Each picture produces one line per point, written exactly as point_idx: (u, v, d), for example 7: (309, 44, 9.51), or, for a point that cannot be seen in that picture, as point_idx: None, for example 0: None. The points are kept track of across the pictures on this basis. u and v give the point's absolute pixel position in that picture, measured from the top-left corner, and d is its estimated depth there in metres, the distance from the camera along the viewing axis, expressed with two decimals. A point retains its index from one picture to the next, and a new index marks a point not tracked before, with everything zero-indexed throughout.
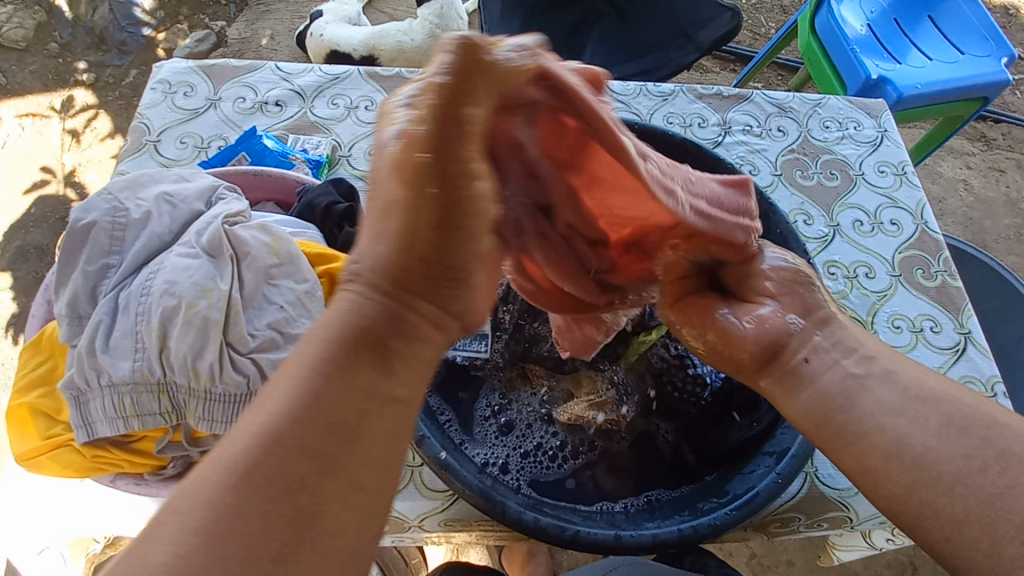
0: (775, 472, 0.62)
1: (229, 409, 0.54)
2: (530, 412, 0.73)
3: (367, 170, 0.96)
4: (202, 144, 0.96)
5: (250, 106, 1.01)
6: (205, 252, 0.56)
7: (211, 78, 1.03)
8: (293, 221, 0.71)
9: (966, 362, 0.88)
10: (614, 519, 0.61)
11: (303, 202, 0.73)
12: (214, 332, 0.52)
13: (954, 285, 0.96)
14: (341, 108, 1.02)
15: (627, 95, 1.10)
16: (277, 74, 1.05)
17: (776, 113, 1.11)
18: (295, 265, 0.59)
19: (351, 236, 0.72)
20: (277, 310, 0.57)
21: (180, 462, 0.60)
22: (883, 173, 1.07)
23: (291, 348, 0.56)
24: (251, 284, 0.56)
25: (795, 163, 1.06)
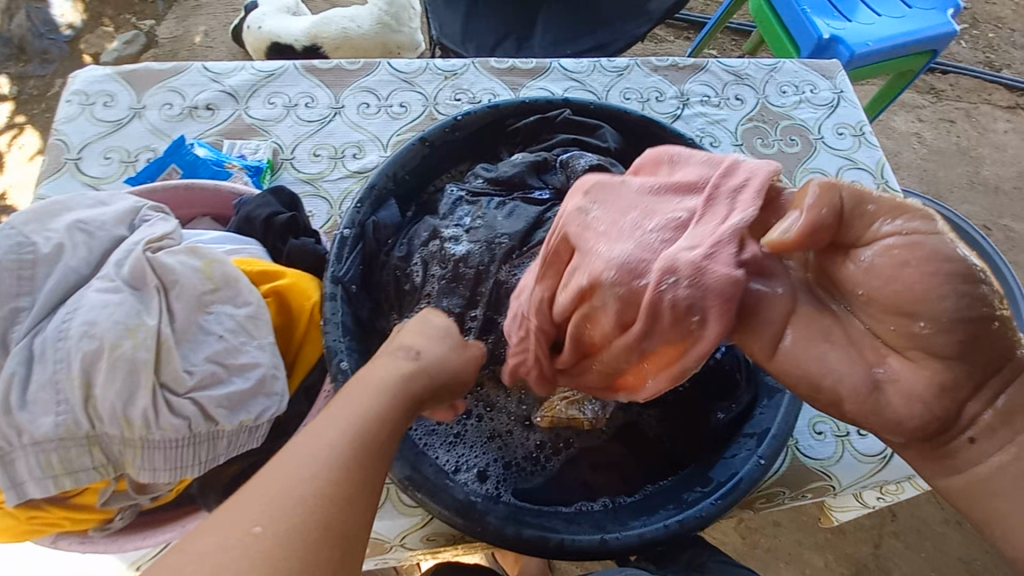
0: (757, 455, 0.61)
1: (172, 455, 0.49)
2: (510, 418, 0.69)
3: (312, 173, 0.90)
4: (129, 158, 0.89)
5: (178, 113, 0.93)
6: (127, 286, 0.50)
7: (133, 85, 0.95)
8: (229, 238, 0.65)
9: None
10: (599, 520, 0.59)
11: (241, 215, 0.67)
12: (144, 374, 0.47)
13: None
14: (278, 107, 0.95)
15: (581, 72, 1.06)
16: (205, 75, 0.97)
17: (733, 81, 1.09)
18: (233, 289, 0.54)
19: (297, 247, 0.66)
20: (216, 341, 0.52)
21: (128, 512, 0.56)
22: (842, 135, 1.06)
23: (237, 381, 0.51)
24: (182, 315, 0.51)
25: (755, 132, 1.04)
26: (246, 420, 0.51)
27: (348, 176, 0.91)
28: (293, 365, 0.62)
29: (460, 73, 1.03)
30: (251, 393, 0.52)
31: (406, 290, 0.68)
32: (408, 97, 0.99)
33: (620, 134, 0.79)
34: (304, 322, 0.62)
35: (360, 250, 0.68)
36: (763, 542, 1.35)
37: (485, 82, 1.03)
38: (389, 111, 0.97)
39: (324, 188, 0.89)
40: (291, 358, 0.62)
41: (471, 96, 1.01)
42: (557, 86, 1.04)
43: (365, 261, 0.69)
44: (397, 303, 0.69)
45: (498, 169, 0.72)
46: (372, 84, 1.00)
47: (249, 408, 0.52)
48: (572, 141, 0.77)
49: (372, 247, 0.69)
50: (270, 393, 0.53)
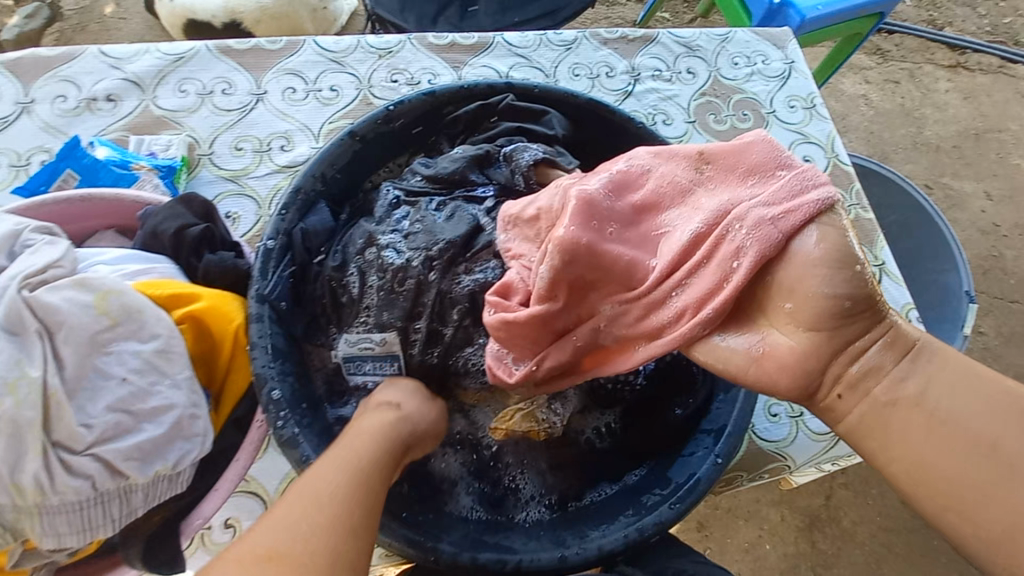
0: (714, 454, 0.60)
1: (79, 517, 0.44)
2: (467, 435, 0.66)
3: (236, 170, 0.82)
4: (19, 161, 0.78)
5: (74, 106, 0.82)
6: (3, 332, 0.43)
7: (17, 75, 0.83)
8: (134, 257, 0.58)
9: (881, 294, 0.91)
10: (559, 533, 0.58)
11: (146, 230, 0.60)
12: (32, 435, 0.41)
13: (866, 217, 0.96)
14: (192, 95, 0.86)
15: (527, 48, 0.99)
16: (103, 61, 0.86)
17: (684, 52, 1.05)
18: (136, 323, 0.48)
19: (214, 263, 0.60)
20: (119, 385, 0.46)
21: (45, 571, 0.50)
22: (794, 108, 1.04)
23: (148, 428, 0.46)
24: (73, 360, 0.45)
25: (708, 107, 1.01)
26: (162, 469, 0.46)
27: (277, 171, 0.83)
28: (220, 396, 0.57)
29: (396, 51, 0.95)
30: (167, 439, 0.47)
31: (343, 301, 0.63)
32: (340, 80, 0.91)
33: (567, 119, 0.74)
34: (228, 348, 0.56)
35: (288, 261, 0.62)
36: (724, 504, 1.39)
37: (424, 60, 0.95)
38: (318, 96, 0.89)
39: (250, 186, 0.82)
40: (217, 388, 0.57)
41: (409, 77, 0.93)
42: (502, 63, 0.97)
43: (294, 272, 0.63)
44: (336, 317, 0.64)
45: (437, 165, 0.67)
46: (297, 65, 0.91)
47: (165, 456, 0.46)
48: (516, 129, 0.72)
49: (302, 258, 0.63)
50: (190, 435, 0.48)
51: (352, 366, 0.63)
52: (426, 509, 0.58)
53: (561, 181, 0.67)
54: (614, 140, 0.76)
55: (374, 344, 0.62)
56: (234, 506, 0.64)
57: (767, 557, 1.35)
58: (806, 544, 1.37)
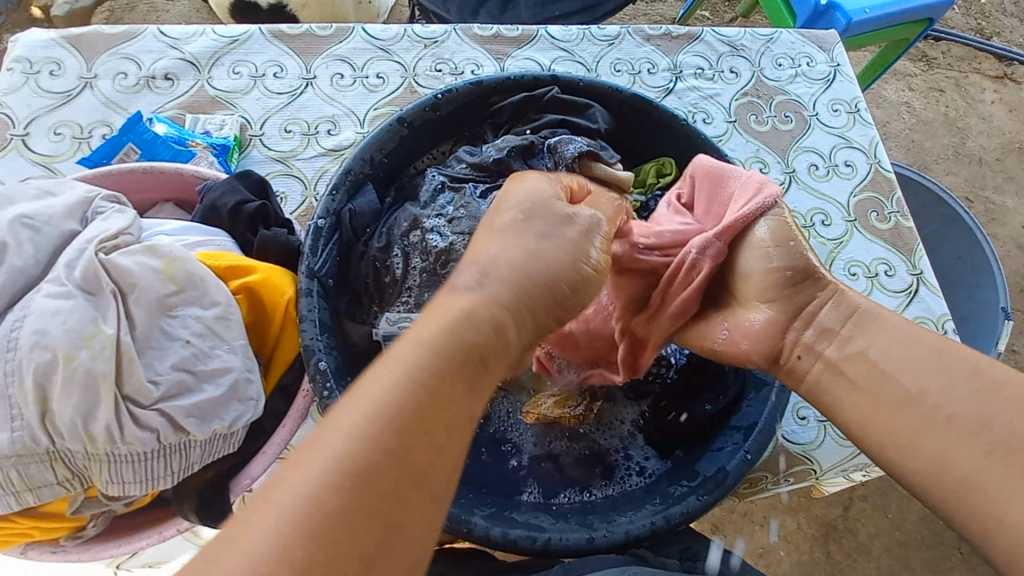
0: (743, 450, 0.60)
1: (142, 468, 0.47)
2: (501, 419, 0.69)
3: (284, 151, 0.85)
4: (82, 134, 0.82)
5: (134, 83, 0.86)
6: (80, 290, 0.46)
7: (82, 51, 0.87)
8: (193, 229, 0.61)
9: (918, 304, 0.89)
10: (587, 517, 0.59)
11: (205, 204, 0.63)
12: (104, 388, 0.44)
13: (906, 225, 0.95)
14: (245, 77, 0.89)
15: (570, 42, 1.00)
16: (162, 41, 0.89)
17: (728, 52, 1.05)
18: (199, 289, 0.50)
19: (267, 239, 0.62)
20: (182, 346, 0.49)
21: (103, 519, 0.53)
22: (837, 112, 1.03)
23: (207, 388, 0.49)
24: (143, 320, 0.48)
25: (749, 108, 1.01)
26: (218, 428, 0.49)
27: (324, 154, 0.86)
28: (269, 365, 0.59)
29: (442, 41, 0.96)
30: (224, 400, 0.49)
31: (386, 282, 0.65)
32: (386, 67, 0.93)
33: (610, 113, 0.75)
34: (278, 320, 0.59)
35: (336, 240, 0.64)
36: (740, 508, 1.39)
37: (468, 51, 0.96)
38: (365, 82, 0.91)
39: (297, 167, 0.84)
40: (265, 357, 0.60)
41: (453, 67, 0.95)
42: (545, 57, 0.98)
43: (341, 251, 0.65)
44: (377, 296, 0.66)
45: (482, 153, 0.68)
46: (346, 52, 0.93)
47: (221, 416, 0.49)
48: (560, 121, 0.73)
49: (350, 237, 0.65)
50: (244, 398, 0.51)
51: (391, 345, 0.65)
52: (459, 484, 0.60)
53: (606, 176, 0.66)
54: (655, 136, 0.76)
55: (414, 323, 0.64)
56: None
57: (782, 564, 1.35)
58: (822, 553, 1.36)
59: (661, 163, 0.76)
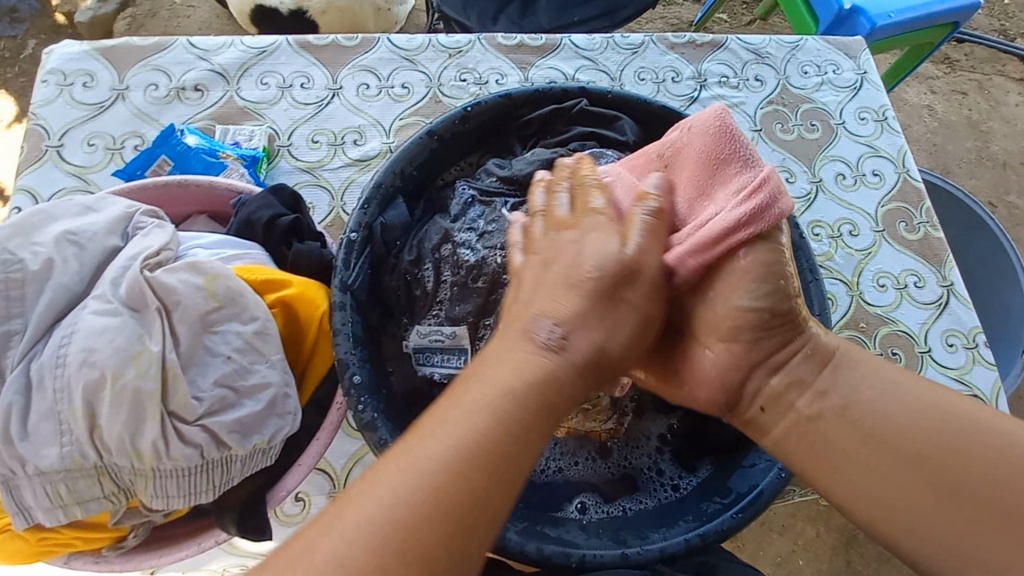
0: (777, 467, 0.60)
1: (185, 483, 0.47)
2: None
3: (312, 161, 0.86)
4: (115, 145, 0.83)
5: (164, 95, 0.87)
6: (126, 308, 0.47)
7: (113, 62, 0.88)
8: (229, 243, 0.61)
9: (948, 316, 0.88)
10: (619, 535, 0.59)
11: (241, 217, 0.63)
12: (151, 404, 0.45)
13: (936, 236, 0.94)
14: (273, 88, 0.89)
15: (594, 50, 1.00)
16: (192, 52, 0.90)
17: (753, 59, 1.04)
18: (238, 305, 0.51)
19: (302, 252, 0.63)
20: (224, 363, 0.50)
21: (143, 529, 0.53)
22: (864, 120, 1.02)
23: (248, 404, 0.49)
24: (187, 337, 0.49)
25: (775, 116, 1.00)
26: (259, 443, 0.50)
27: (350, 165, 0.86)
28: (304, 377, 0.60)
29: (466, 50, 0.96)
30: (264, 416, 0.50)
31: (417, 295, 0.66)
32: (411, 77, 0.93)
33: (639, 125, 0.74)
34: (313, 333, 0.59)
35: (368, 254, 0.64)
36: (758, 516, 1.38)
37: (492, 60, 0.97)
38: (391, 93, 0.92)
39: (325, 177, 0.85)
40: (300, 370, 0.60)
41: (478, 76, 0.95)
42: (569, 65, 0.98)
43: (372, 265, 0.65)
44: (408, 308, 0.67)
45: (513, 167, 0.68)
46: (371, 62, 0.94)
47: (261, 431, 0.50)
48: (590, 134, 0.73)
49: (381, 251, 0.65)
50: (283, 413, 0.51)
51: (422, 357, 0.65)
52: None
53: None
54: None
55: (444, 336, 0.64)
56: (311, 484, 0.68)
57: (802, 573, 1.33)
58: (841, 563, 1.35)
59: None
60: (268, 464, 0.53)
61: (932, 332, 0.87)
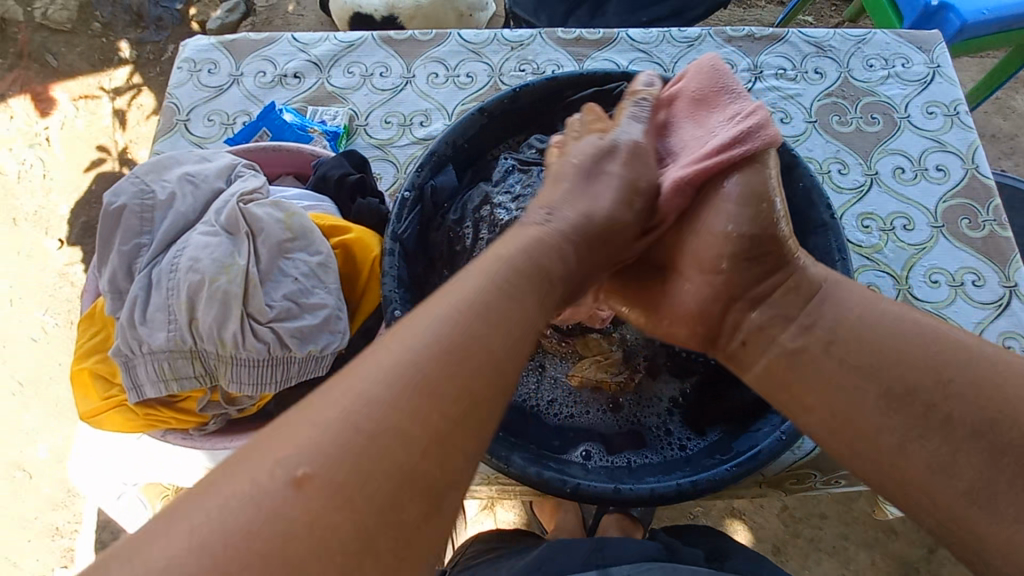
0: (779, 431, 0.62)
1: (255, 373, 0.59)
2: (553, 388, 0.74)
3: (383, 139, 0.98)
4: (228, 121, 1.00)
5: (270, 80, 1.03)
6: (224, 231, 0.60)
7: (233, 54, 1.06)
8: (307, 195, 0.73)
9: (1009, 317, 0.83)
10: (618, 475, 0.64)
11: (318, 175, 0.75)
12: (235, 304, 0.57)
13: (1003, 235, 0.89)
14: (357, 76, 1.03)
15: (650, 44, 1.05)
16: (294, 45, 1.06)
17: (814, 52, 1.04)
18: (307, 239, 0.62)
19: (365, 207, 0.74)
20: (292, 282, 0.61)
21: (221, 419, 0.65)
22: (933, 115, 0.98)
23: (307, 317, 0.60)
24: (267, 258, 0.60)
25: (832, 109, 0.99)
26: (313, 350, 0.60)
27: (415, 143, 0.98)
28: (356, 310, 0.70)
29: (527, 43, 1.05)
30: (319, 328, 0.60)
31: (458, 250, 0.75)
32: (476, 67, 1.03)
33: None
34: (365, 273, 0.69)
35: (419, 211, 0.73)
36: (806, 532, 1.31)
37: (551, 53, 1.04)
38: (456, 81, 1.02)
39: (392, 153, 0.97)
40: (353, 305, 0.70)
41: (536, 67, 1.03)
42: (623, 58, 1.03)
43: (422, 222, 0.75)
44: (449, 262, 0.75)
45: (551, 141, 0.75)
46: (442, 54, 1.05)
47: (316, 340, 0.60)
48: None
49: (430, 209, 0.74)
50: (334, 330, 0.61)
51: None
52: (504, 429, 0.67)
53: None
54: None
55: None
56: None
57: None
58: None
59: None
60: (320, 373, 0.63)
61: (989, 332, 0.83)
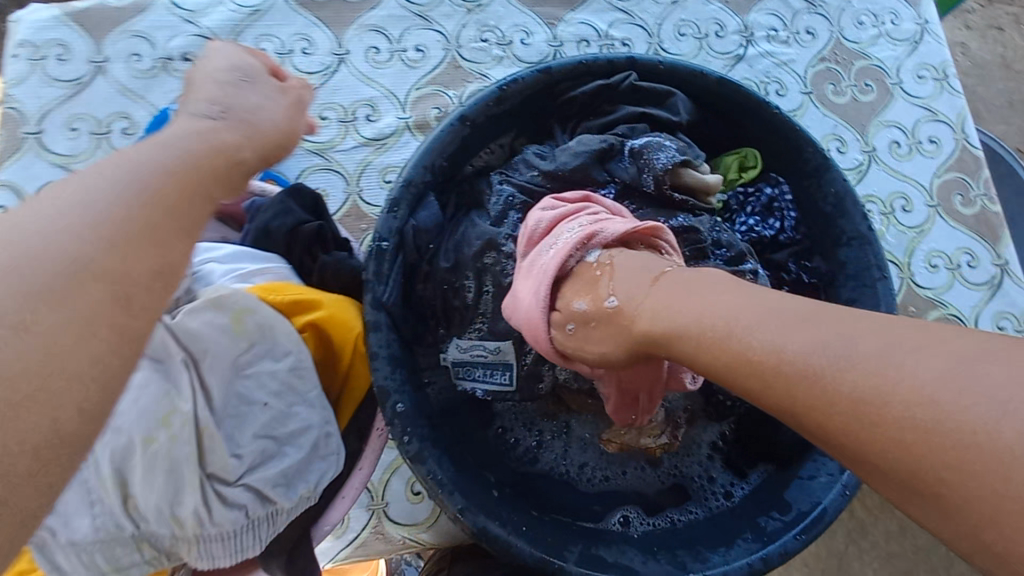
0: (841, 484, 0.58)
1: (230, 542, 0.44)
2: (582, 449, 0.67)
3: (321, 141, 0.77)
4: (100, 130, 0.74)
5: (150, 67, 0.76)
6: (148, 360, 0.43)
7: (89, 30, 0.77)
8: (248, 257, 0.55)
9: (1001, 297, 0.85)
10: (677, 556, 0.57)
11: (258, 227, 0.57)
12: (188, 469, 0.42)
13: (993, 210, 0.88)
14: (271, 55, 0.79)
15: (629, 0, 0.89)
16: (176, 14, 0.78)
17: (804, 9, 0.93)
18: (271, 343, 0.47)
19: (331, 264, 0.57)
20: (261, 411, 0.46)
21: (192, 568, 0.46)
22: (923, 79, 0.93)
23: (290, 452, 0.46)
24: (218, 386, 0.44)
25: (826, 76, 0.91)
26: (305, 492, 0.46)
27: (364, 144, 0.78)
28: (341, 402, 0.56)
29: (485, 4, 0.85)
30: (308, 462, 0.46)
31: (455, 305, 0.61)
32: (425, 38, 0.82)
33: (690, 101, 0.67)
34: (349, 357, 0.55)
35: (401, 262, 0.58)
36: None
37: (516, 15, 0.85)
38: (403, 58, 0.81)
39: (337, 159, 0.77)
40: (336, 395, 0.56)
41: (500, 36, 0.84)
42: (602, 20, 0.87)
43: (406, 272, 0.60)
44: (445, 318, 0.62)
45: (557, 159, 0.61)
46: (379, 20, 0.82)
47: (306, 480, 0.46)
48: (638, 114, 0.64)
49: (413, 256, 0.60)
50: (326, 456, 0.48)
51: (461, 371, 0.62)
52: (542, 510, 0.61)
53: (691, 183, 0.60)
54: (744, 125, 0.69)
55: (487, 352, 0.60)
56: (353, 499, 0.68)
57: None
58: None
59: (744, 156, 0.70)
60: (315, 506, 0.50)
61: (983, 315, 0.84)
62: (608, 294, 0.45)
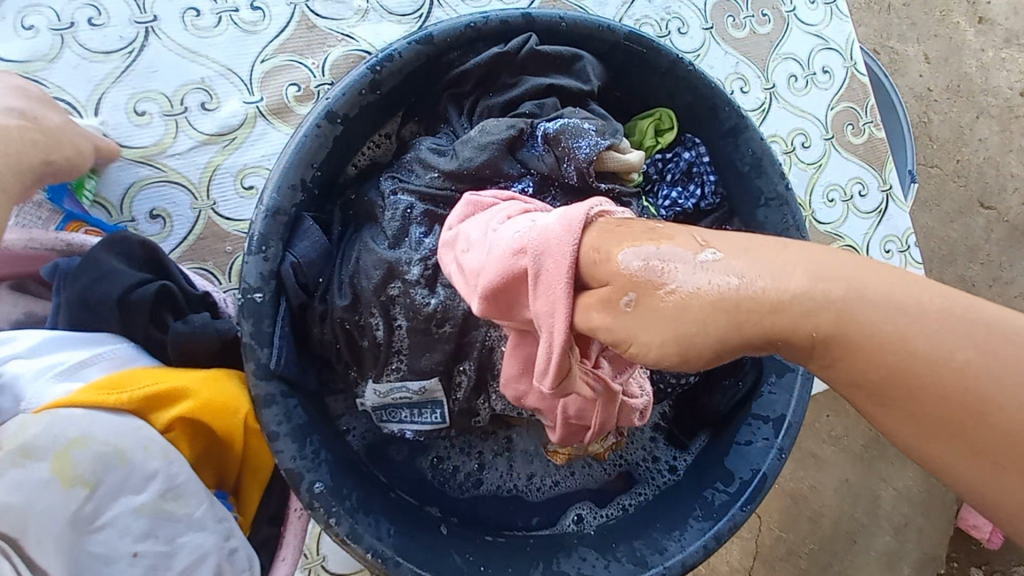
0: (777, 447, 0.58)
1: None
2: (523, 456, 0.61)
3: (145, 146, 0.60)
4: None
5: None
6: None
7: None
8: (69, 342, 0.42)
9: (887, 222, 0.89)
10: (636, 550, 0.55)
11: (73, 300, 0.44)
12: None
13: (878, 136, 0.91)
14: (44, 32, 0.59)
15: None
16: None
17: None
18: (121, 474, 0.37)
19: (183, 333, 0.46)
20: (130, 562, 0.36)
21: None
22: (814, 4, 0.90)
23: None
24: (56, 557, 0.34)
25: (724, 8, 0.85)
26: None
27: (206, 143, 0.61)
28: (237, 491, 0.47)
29: None
30: None
31: (363, 345, 0.50)
32: None
33: (599, 61, 0.59)
34: (238, 443, 0.45)
35: (286, 307, 0.48)
36: None
37: None
38: (236, 21, 0.63)
39: (173, 168, 0.60)
40: (230, 486, 0.46)
41: None
42: None
43: (293, 318, 0.49)
44: (353, 360, 0.52)
45: (458, 153, 0.50)
46: None
47: None
48: (546, 86, 0.55)
49: (299, 297, 0.49)
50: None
51: (383, 414, 0.54)
52: (493, 533, 0.56)
53: (614, 167, 0.53)
54: (656, 84, 0.62)
55: (412, 393, 0.51)
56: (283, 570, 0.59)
57: None
58: None
59: (658, 118, 0.63)
60: None
61: (873, 241, 0.89)
62: (706, 245, 0.31)
